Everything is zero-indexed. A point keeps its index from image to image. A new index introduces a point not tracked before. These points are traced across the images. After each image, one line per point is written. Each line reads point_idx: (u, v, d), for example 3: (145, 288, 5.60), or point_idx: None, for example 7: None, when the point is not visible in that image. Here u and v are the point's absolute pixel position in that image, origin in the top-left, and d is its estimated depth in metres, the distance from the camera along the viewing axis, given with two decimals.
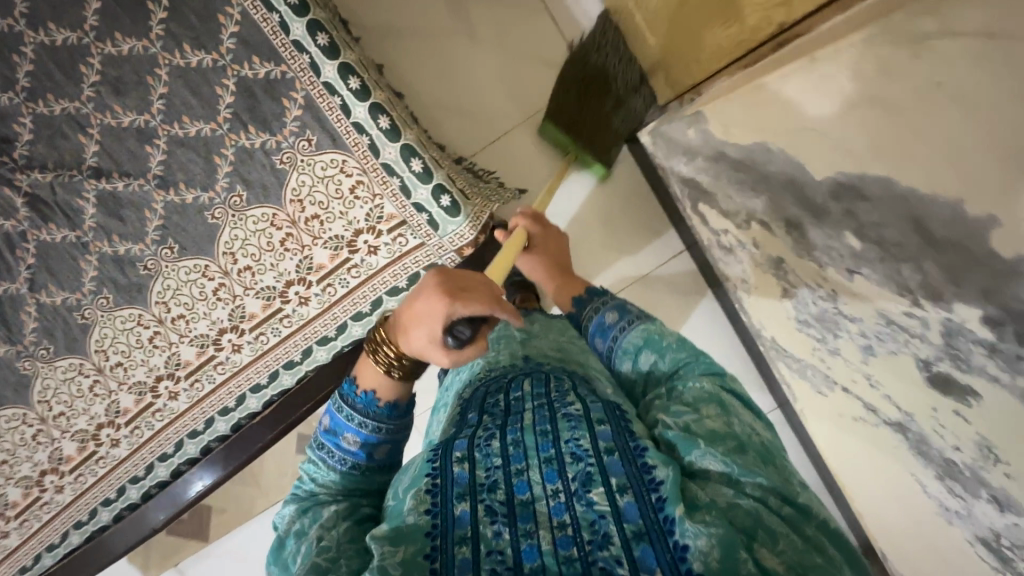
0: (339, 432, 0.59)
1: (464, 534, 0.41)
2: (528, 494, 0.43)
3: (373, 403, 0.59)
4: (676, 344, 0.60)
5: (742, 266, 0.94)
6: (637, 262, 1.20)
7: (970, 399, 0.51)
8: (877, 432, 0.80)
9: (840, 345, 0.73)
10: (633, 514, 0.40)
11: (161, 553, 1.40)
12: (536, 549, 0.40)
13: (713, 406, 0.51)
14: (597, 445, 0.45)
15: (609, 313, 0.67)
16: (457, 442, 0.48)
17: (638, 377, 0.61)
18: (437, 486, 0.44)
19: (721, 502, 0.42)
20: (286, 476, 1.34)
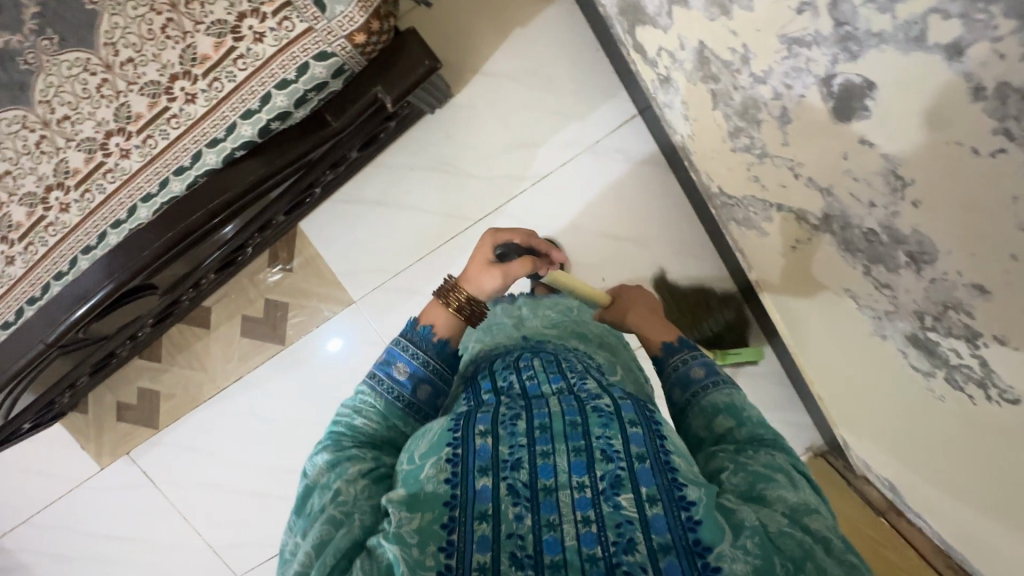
0: (391, 361, 0.64)
1: (485, 510, 0.46)
2: (552, 480, 0.48)
3: (431, 335, 0.66)
4: (762, 421, 0.59)
5: (681, 98, 0.87)
6: (586, 131, 1.14)
7: (868, 105, 0.45)
8: (810, 249, 0.73)
9: (763, 135, 0.66)
10: (661, 527, 0.44)
11: (113, 440, 1.39)
12: (559, 541, 0.44)
13: (782, 473, 0.52)
14: (629, 449, 0.49)
15: (700, 366, 0.66)
16: (479, 418, 0.54)
17: (708, 437, 0.60)
18: (458, 457, 0.50)
19: (772, 530, 0.46)
20: (233, 361, 1.32)
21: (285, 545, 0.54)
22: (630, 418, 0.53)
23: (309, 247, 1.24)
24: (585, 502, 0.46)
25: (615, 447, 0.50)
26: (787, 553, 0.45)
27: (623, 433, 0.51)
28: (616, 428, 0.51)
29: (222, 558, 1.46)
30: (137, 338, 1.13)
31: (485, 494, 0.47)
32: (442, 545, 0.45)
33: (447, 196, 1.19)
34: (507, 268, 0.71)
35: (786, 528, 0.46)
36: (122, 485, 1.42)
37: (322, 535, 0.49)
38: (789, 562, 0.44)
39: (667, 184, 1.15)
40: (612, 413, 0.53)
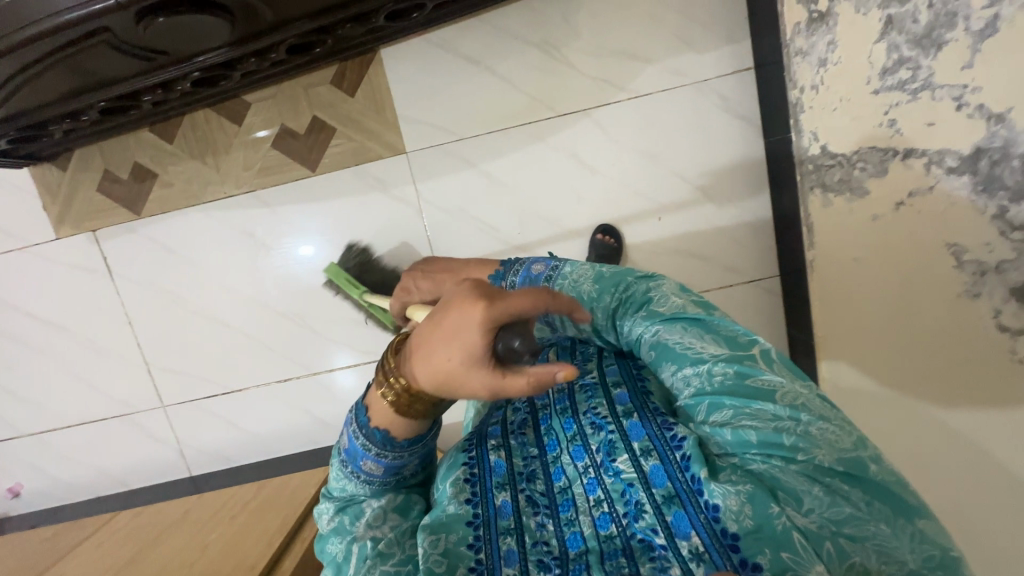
0: (358, 457, 0.62)
1: (509, 525, 0.60)
2: (564, 479, 0.64)
3: (387, 437, 0.61)
4: (597, 294, 0.70)
5: (830, 38, 0.87)
6: (698, 65, 1.12)
7: None
8: (924, 201, 0.73)
9: (938, 61, 0.66)
10: (659, 480, 0.58)
11: (83, 209, 1.24)
12: (580, 534, 0.60)
13: (695, 330, 0.62)
14: (616, 413, 0.65)
15: (533, 269, 0.77)
16: (490, 433, 0.70)
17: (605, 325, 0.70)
18: (476, 477, 0.64)
19: (748, 464, 0.55)
20: (251, 171, 1.20)
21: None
22: (614, 381, 0.69)
23: (379, 77, 1.15)
24: (593, 485, 0.62)
25: (601, 416, 0.65)
26: (765, 483, 0.54)
27: (608, 399, 0.67)
28: (601, 397, 0.67)
29: (154, 379, 1.32)
30: (171, 93, 1.02)
31: (506, 509, 0.61)
32: (472, 563, 0.58)
33: (540, 77, 1.14)
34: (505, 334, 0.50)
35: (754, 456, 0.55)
36: (72, 264, 1.27)
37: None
38: (770, 488, 0.53)
39: (753, 148, 1.15)
40: (596, 383, 0.69)
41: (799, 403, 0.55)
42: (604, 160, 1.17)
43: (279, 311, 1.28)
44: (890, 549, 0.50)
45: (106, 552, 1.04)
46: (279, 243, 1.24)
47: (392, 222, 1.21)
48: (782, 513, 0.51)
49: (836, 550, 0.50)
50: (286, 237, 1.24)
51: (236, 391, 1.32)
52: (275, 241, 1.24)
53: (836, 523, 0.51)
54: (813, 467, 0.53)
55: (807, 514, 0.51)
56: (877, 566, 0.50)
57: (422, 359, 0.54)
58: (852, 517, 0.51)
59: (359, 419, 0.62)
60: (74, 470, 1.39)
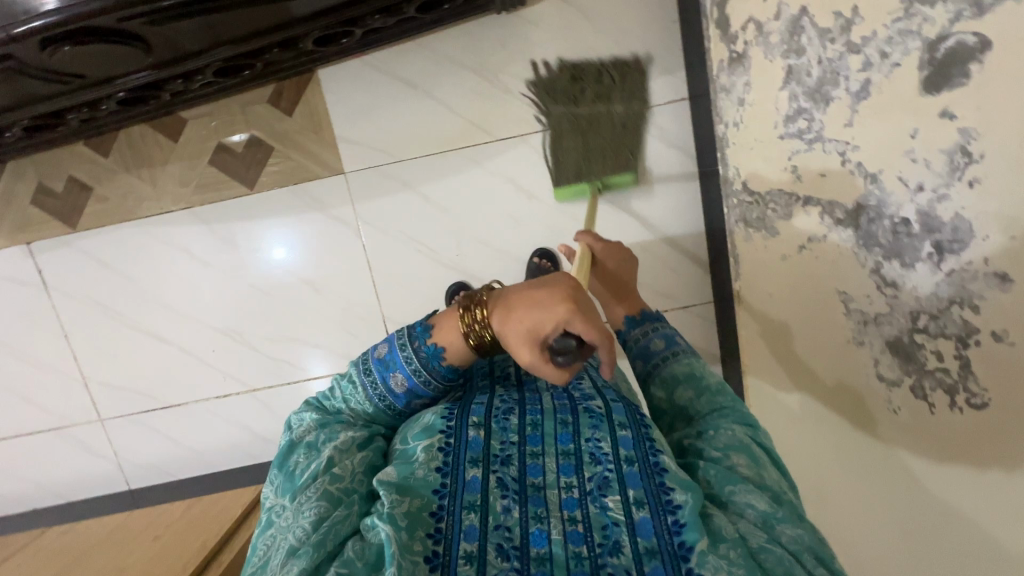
0: (391, 366, 0.67)
1: (474, 500, 0.54)
2: (540, 479, 0.58)
3: (438, 357, 0.66)
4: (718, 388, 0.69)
5: (745, 78, 0.88)
6: (634, 94, 1.14)
7: (970, 71, 0.46)
8: (820, 248, 0.75)
9: (826, 116, 0.68)
10: (646, 531, 0.52)
11: (17, 222, 1.22)
12: (546, 535, 0.52)
13: (743, 456, 0.60)
14: (618, 454, 0.58)
15: (656, 340, 0.77)
16: (473, 409, 0.64)
17: (676, 408, 0.70)
18: (450, 447, 0.59)
19: (753, 543, 0.52)
20: (188, 188, 1.20)
21: (270, 504, 0.60)
22: (620, 420, 0.62)
23: (317, 97, 1.15)
24: (573, 502, 0.55)
25: (603, 451, 0.59)
26: (764, 566, 0.50)
27: (613, 438, 0.60)
28: (605, 431, 0.61)
29: (92, 393, 1.31)
30: (99, 112, 1.01)
31: (474, 484, 0.55)
32: (430, 530, 0.52)
33: (477, 102, 1.14)
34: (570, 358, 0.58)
35: (763, 542, 0.52)
36: (6, 276, 1.25)
37: (318, 510, 0.54)
38: (765, 572, 0.50)
39: (688, 177, 1.16)
40: (602, 415, 0.64)
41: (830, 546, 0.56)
42: (542, 185, 1.18)
43: (224, 328, 1.27)
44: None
45: (26, 573, 1.04)
46: (245, 248, 1.23)
47: (334, 242, 1.21)
48: None
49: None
50: (260, 240, 1.22)
51: (175, 406, 1.32)
52: (250, 243, 1.23)
53: None
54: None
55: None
56: None
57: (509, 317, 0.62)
58: None
59: (416, 331, 0.67)
60: (10, 483, 1.37)
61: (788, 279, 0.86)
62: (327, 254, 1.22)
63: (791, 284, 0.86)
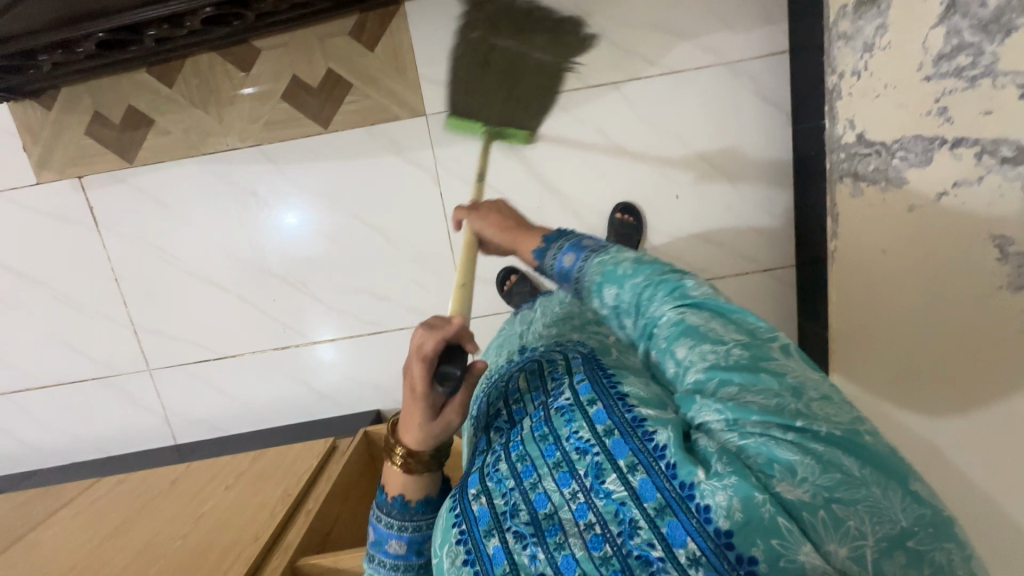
0: (382, 543, 0.65)
1: (503, 567, 0.52)
2: (549, 505, 0.55)
3: (406, 504, 0.65)
4: (633, 271, 0.62)
5: (880, 22, 0.85)
6: (733, 45, 1.10)
7: None
8: (971, 191, 0.73)
9: (1004, 48, 0.65)
10: (649, 493, 0.50)
11: (69, 154, 1.14)
12: (573, 557, 0.51)
13: (687, 340, 0.56)
14: (597, 432, 0.56)
15: (566, 254, 0.68)
16: (471, 481, 0.63)
17: (609, 312, 0.63)
18: (465, 533, 0.57)
19: (731, 446, 0.49)
20: (257, 125, 1.13)
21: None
22: (588, 399, 0.60)
23: (402, 32, 1.08)
24: (583, 510, 0.53)
25: (584, 439, 0.57)
26: (748, 465, 0.47)
27: (587, 419, 0.58)
28: (581, 418, 0.59)
29: (140, 342, 1.25)
30: (179, 30, 0.93)
31: (499, 556, 0.53)
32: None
33: (570, 46, 1.09)
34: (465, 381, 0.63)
35: (739, 438, 0.49)
36: (54, 213, 1.17)
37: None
38: (757, 473, 0.47)
39: (781, 135, 1.13)
40: (572, 405, 0.61)
41: (804, 378, 0.52)
42: (630, 138, 1.14)
43: (284, 277, 1.21)
44: (883, 511, 0.45)
45: (88, 521, 0.98)
46: (256, 246, 1.20)
47: (404, 191, 1.16)
48: (766, 499, 0.45)
49: (830, 519, 0.44)
50: (273, 211, 1.18)
51: (229, 358, 1.26)
52: (261, 212, 1.18)
53: (830, 490, 0.45)
54: (803, 434, 0.48)
55: (799, 484, 0.45)
56: (874, 532, 0.44)
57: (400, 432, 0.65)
58: (849, 486, 0.45)
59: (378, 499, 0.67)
60: (48, 435, 1.30)
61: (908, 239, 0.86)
62: (354, 196, 1.17)
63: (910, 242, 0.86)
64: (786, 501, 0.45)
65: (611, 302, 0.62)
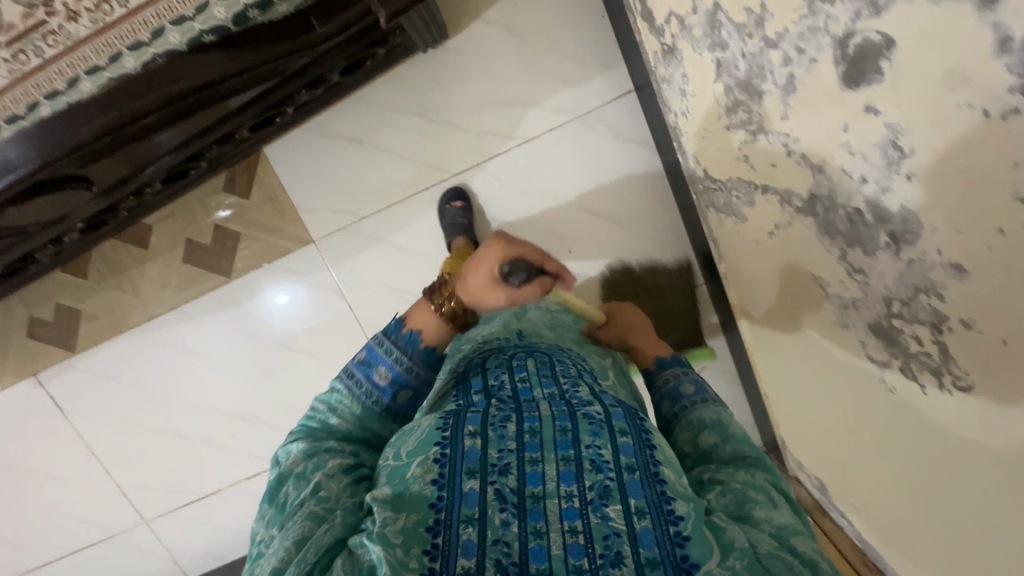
0: (372, 364, 0.66)
1: (471, 513, 0.45)
2: (540, 488, 0.47)
3: (416, 342, 0.67)
4: (744, 434, 0.59)
5: (681, 71, 0.86)
6: (580, 98, 1.11)
7: (882, 68, 0.44)
8: (788, 234, 0.74)
9: (763, 109, 0.66)
10: (648, 541, 0.43)
11: (20, 357, 1.26)
12: (546, 550, 0.43)
13: (764, 494, 0.51)
14: (619, 460, 0.49)
15: (687, 382, 0.67)
16: (469, 416, 0.54)
17: (693, 452, 0.60)
18: (446, 457, 0.49)
19: (762, 551, 0.45)
20: (170, 289, 1.22)
21: (258, 536, 0.54)
22: (619, 427, 0.53)
23: (269, 175, 1.16)
24: (573, 512, 0.45)
25: (604, 458, 0.49)
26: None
27: (613, 444, 0.51)
28: (605, 437, 0.51)
29: (131, 499, 1.36)
30: (62, 244, 1.03)
31: (472, 497, 0.46)
32: (427, 547, 0.43)
33: (425, 144, 1.14)
34: (512, 293, 0.70)
35: (774, 549, 0.45)
36: (25, 409, 1.30)
37: (303, 531, 0.48)
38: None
39: (652, 168, 1.14)
40: (602, 421, 0.53)
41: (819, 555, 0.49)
42: (509, 209, 1.17)
43: (237, 413, 1.30)
44: None
45: None
46: (252, 308, 1.23)
47: (328, 310, 1.23)
48: None
49: None
50: (263, 291, 1.22)
51: (210, 494, 1.36)
52: (253, 299, 1.23)
53: None
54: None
55: None
56: None
57: (465, 282, 0.69)
58: None
59: (388, 329, 0.68)
60: None
61: (759, 256, 0.86)
62: (315, 308, 1.23)
63: (760, 258, 0.86)
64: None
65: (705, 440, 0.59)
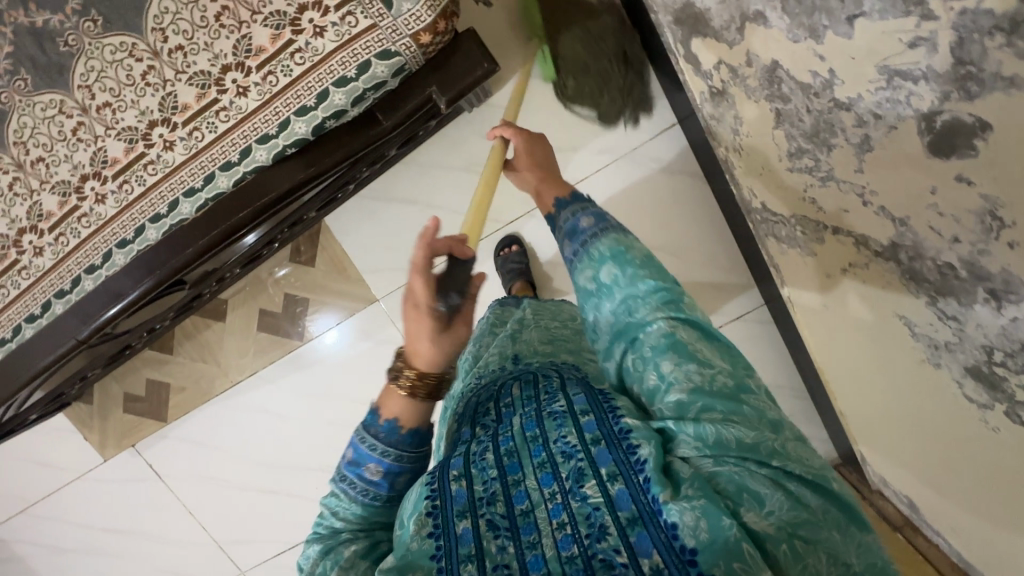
0: (361, 463, 0.56)
1: (469, 552, 0.44)
2: (527, 503, 0.47)
3: (396, 431, 0.56)
4: (641, 267, 0.59)
5: (733, 112, 0.86)
6: (623, 137, 1.13)
7: (977, 145, 0.45)
8: (865, 273, 0.74)
9: (832, 160, 0.66)
10: (625, 502, 0.44)
11: (118, 430, 1.35)
12: (542, 557, 0.44)
13: (671, 354, 0.52)
14: (584, 439, 0.48)
15: (584, 220, 0.66)
16: (451, 461, 0.51)
17: (594, 290, 0.61)
18: (438, 508, 0.47)
19: (704, 471, 0.45)
20: (248, 355, 1.29)
21: None
22: (580, 407, 0.51)
23: (331, 242, 1.22)
24: (558, 509, 0.45)
25: (571, 444, 0.48)
26: (719, 490, 0.44)
27: (576, 427, 0.50)
28: (569, 424, 0.50)
29: (229, 553, 1.43)
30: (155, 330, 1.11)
31: (466, 537, 0.45)
32: None
33: (475, 197, 1.17)
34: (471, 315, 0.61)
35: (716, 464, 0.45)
36: (125, 478, 1.39)
37: None
38: (729, 501, 0.43)
39: (700, 196, 1.15)
40: (564, 409, 0.52)
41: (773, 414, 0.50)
42: (562, 250, 1.19)
43: (318, 466, 1.35)
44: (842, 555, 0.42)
45: None
46: (313, 358, 1.28)
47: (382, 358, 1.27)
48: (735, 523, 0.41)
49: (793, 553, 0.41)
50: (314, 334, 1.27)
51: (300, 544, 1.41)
52: (314, 353, 1.28)
53: (795, 524, 0.42)
54: (778, 471, 0.45)
55: (767, 517, 0.42)
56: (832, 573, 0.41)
57: (417, 354, 0.57)
58: (811, 523, 0.42)
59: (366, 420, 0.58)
60: None
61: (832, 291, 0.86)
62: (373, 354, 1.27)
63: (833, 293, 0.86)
64: (749, 533, 0.42)
65: (602, 282, 0.60)
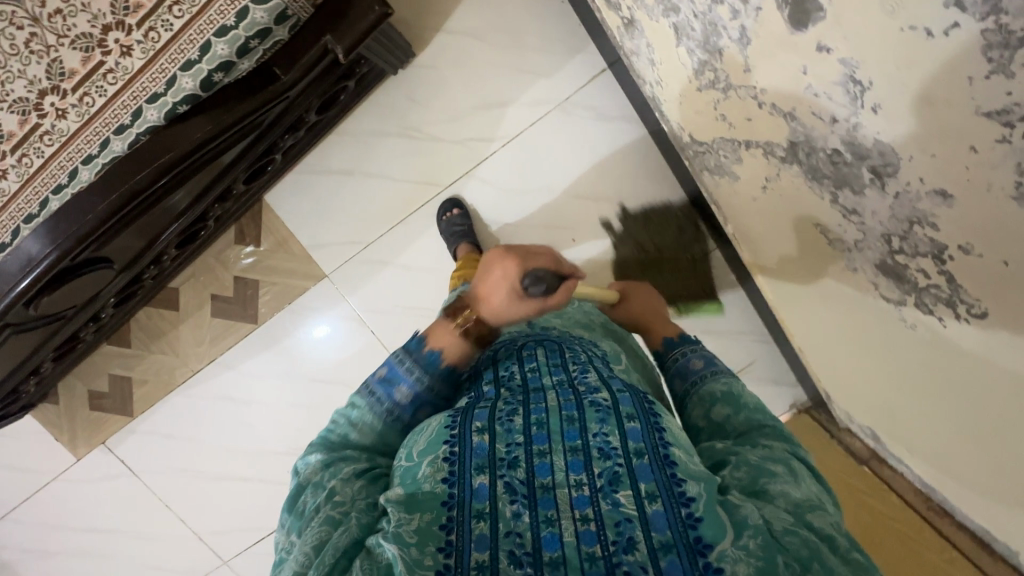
0: (395, 382, 0.57)
1: (482, 508, 0.43)
2: (549, 478, 0.46)
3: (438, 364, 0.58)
4: (756, 403, 0.58)
5: (644, 41, 0.84)
6: (555, 88, 1.12)
7: (822, 4, 0.43)
8: (779, 185, 0.72)
9: (726, 65, 0.64)
10: (661, 525, 0.42)
11: (87, 429, 1.36)
12: (558, 537, 0.42)
13: (782, 465, 0.49)
14: (627, 446, 0.47)
15: (697, 359, 0.65)
16: (477, 411, 0.52)
17: (708, 427, 0.58)
18: (455, 455, 0.47)
19: (776, 526, 0.42)
20: (206, 343, 1.29)
21: (283, 546, 0.51)
22: (627, 412, 0.50)
23: (275, 221, 1.21)
24: (584, 499, 0.44)
25: (611, 445, 0.47)
26: (792, 551, 0.41)
27: (620, 430, 0.48)
28: (612, 424, 0.49)
29: (208, 543, 1.43)
30: (100, 320, 1.11)
31: (482, 491, 0.44)
32: (440, 545, 0.42)
33: (413, 162, 1.16)
34: (541, 303, 0.59)
35: (789, 525, 0.43)
36: (101, 477, 1.40)
37: (320, 536, 0.46)
38: (796, 562, 0.40)
39: (640, 142, 1.13)
40: (608, 407, 0.50)
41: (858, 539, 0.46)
42: (505, 209, 1.17)
43: (285, 448, 1.35)
44: None
45: None
46: (289, 338, 1.27)
47: (362, 347, 1.26)
48: None
49: None
50: (302, 315, 1.26)
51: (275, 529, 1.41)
52: (294, 334, 1.27)
53: None
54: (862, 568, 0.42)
55: None
56: None
57: (482, 292, 0.60)
58: None
59: (409, 342, 0.60)
60: None
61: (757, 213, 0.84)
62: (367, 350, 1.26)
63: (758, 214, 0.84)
64: None
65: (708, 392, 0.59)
